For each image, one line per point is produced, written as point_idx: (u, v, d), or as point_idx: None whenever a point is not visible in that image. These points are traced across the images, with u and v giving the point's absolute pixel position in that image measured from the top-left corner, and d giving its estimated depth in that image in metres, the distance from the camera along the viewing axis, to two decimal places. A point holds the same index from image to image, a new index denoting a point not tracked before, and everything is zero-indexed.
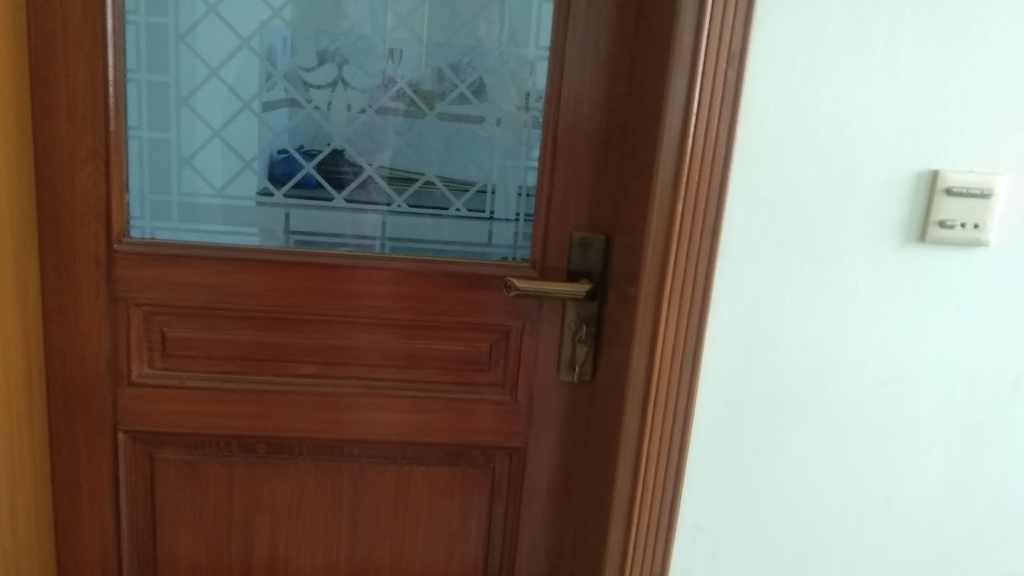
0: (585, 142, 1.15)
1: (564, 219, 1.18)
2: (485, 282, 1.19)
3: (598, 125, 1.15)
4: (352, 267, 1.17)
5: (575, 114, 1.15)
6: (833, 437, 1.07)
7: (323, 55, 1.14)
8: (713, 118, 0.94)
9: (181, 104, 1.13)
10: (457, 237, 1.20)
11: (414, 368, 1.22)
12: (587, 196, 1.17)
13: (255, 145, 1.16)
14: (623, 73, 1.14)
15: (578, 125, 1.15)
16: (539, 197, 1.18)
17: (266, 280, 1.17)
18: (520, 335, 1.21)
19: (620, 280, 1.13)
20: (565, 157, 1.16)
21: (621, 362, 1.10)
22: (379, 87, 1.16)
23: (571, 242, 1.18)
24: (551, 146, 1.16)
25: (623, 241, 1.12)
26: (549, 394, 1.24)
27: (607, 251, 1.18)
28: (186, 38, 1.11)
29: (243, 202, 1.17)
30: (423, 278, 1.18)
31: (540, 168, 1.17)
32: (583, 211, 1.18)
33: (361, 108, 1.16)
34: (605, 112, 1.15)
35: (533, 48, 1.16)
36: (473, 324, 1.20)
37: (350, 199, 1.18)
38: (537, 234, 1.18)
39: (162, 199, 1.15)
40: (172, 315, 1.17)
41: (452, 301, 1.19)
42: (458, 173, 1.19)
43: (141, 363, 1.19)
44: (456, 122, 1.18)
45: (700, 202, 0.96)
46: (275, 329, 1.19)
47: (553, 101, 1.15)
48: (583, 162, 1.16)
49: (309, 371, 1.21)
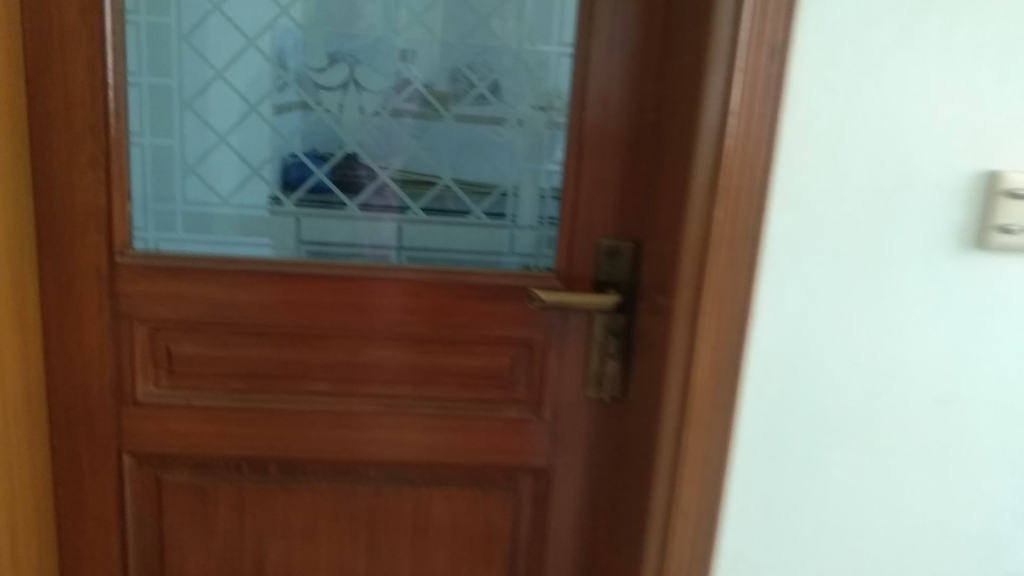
0: (612, 144, 1.08)
1: (591, 225, 1.11)
2: (507, 293, 1.12)
3: (626, 125, 1.08)
4: (366, 278, 1.11)
5: (601, 116, 1.08)
6: (883, 459, 0.99)
7: (334, 55, 1.08)
8: (753, 117, 0.87)
9: (185, 109, 1.07)
10: (476, 245, 1.14)
11: (433, 384, 1.15)
12: (615, 201, 1.10)
13: (263, 152, 1.09)
14: (651, 70, 1.06)
15: (605, 128, 1.08)
16: (563, 204, 1.11)
17: (277, 293, 1.11)
18: (544, 349, 1.14)
19: (651, 290, 1.06)
20: (590, 161, 1.09)
21: (655, 378, 1.03)
22: (394, 88, 1.09)
23: (598, 250, 1.11)
24: (575, 150, 1.09)
25: (655, 249, 1.05)
26: (575, 412, 1.16)
27: (636, 259, 1.11)
28: (189, 38, 1.05)
29: (252, 211, 1.11)
30: (441, 289, 1.12)
31: (563, 173, 1.11)
32: (611, 218, 1.11)
33: (375, 111, 1.10)
34: (633, 113, 1.08)
35: (556, 45, 1.08)
36: (495, 338, 1.14)
37: (364, 207, 1.12)
38: (561, 243, 1.12)
39: (167, 209, 1.09)
40: (178, 331, 1.11)
41: (472, 313, 1.13)
42: (477, 179, 1.13)
43: (146, 382, 1.13)
44: (475, 124, 1.11)
45: (740, 207, 0.89)
46: (286, 345, 1.13)
47: (577, 102, 1.08)
48: (610, 167, 1.09)
49: (322, 388, 1.15)
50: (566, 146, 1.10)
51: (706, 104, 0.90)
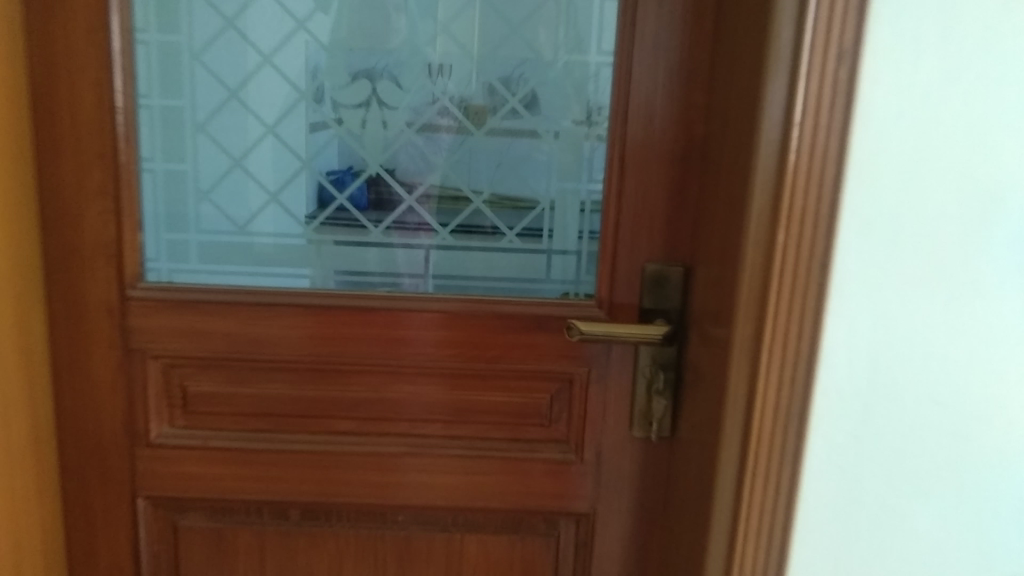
0: (658, 161, 0.99)
1: (635, 250, 1.02)
2: (545, 323, 1.03)
3: (673, 140, 0.99)
4: (392, 310, 1.03)
5: (645, 130, 0.98)
6: (972, 512, 0.88)
7: (357, 70, 1.00)
8: (821, 129, 0.77)
9: (198, 131, 1.00)
10: (510, 273, 1.05)
11: (465, 423, 1.07)
12: (661, 223, 1.01)
13: (282, 176, 1.02)
14: (699, 79, 0.97)
15: (650, 143, 0.99)
16: (605, 227, 1.02)
17: (297, 327, 1.03)
18: (586, 384, 1.05)
19: (703, 319, 0.96)
20: (634, 179, 1.00)
21: (710, 418, 0.93)
22: (421, 105, 1.02)
23: (644, 278, 1.02)
24: (618, 169, 1.00)
25: (706, 275, 0.95)
26: (620, 452, 1.07)
27: (686, 285, 1.02)
28: (202, 55, 0.98)
29: (270, 239, 1.04)
30: (473, 321, 1.03)
31: (605, 193, 1.02)
32: (657, 241, 1.02)
33: (400, 130, 1.02)
34: (680, 127, 0.98)
35: (595, 54, 1.00)
36: (531, 373, 1.05)
37: (389, 233, 1.04)
38: (603, 269, 1.03)
39: (180, 238, 1.02)
40: (194, 368, 1.04)
41: (507, 346, 1.04)
42: (511, 200, 1.04)
43: (161, 421, 1.06)
44: (508, 141, 1.03)
45: (806, 229, 0.79)
46: (308, 381, 1.05)
47: (619, 116, 0.99)
48: (656, 186, 1.00)
49: (347, 428, 1.07)
50: (608, 164, 1.01)
51: (766, 115, 0.80)
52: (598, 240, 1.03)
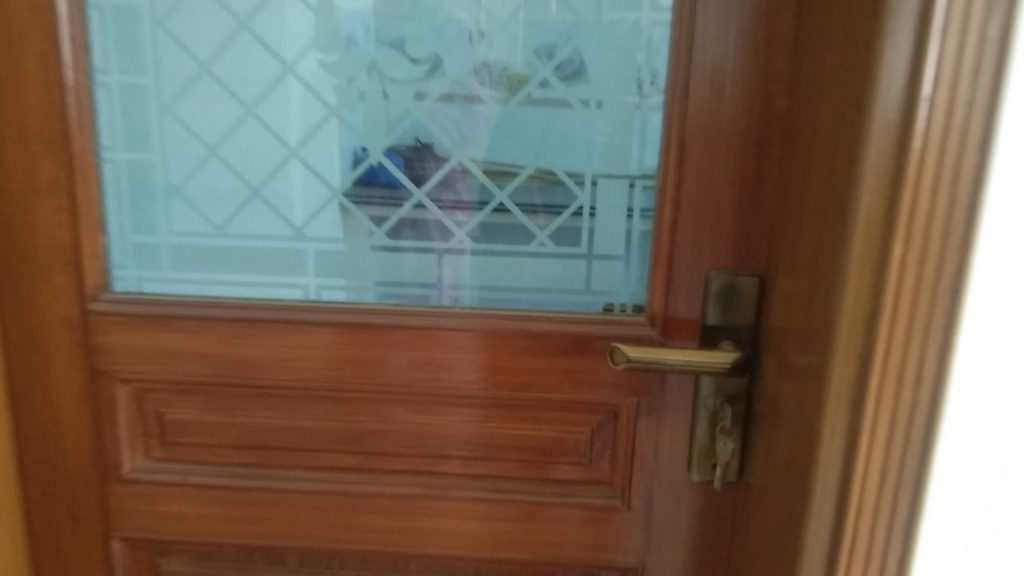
0: (726, 144, 0.79)
1: (697, 254, 0.82)
2: (584, 343, 0.85)
3: (746, 118, 0.78)
4: (399, 328, 0.85)
5: (711, 105, 0.78)
6: None
7: (352, 36, 0.82)
8: (959, 103, 0.56)
9: (165, 113, 0.84)
10: (542, 282, 0.87)
11: (489, 460, 0.89)
12: (730, 222, 0.81)
13: (265, 167, 0.85)
14: (783, 40, 0.76)
15: (717, 122, 0.79)
16: (660, 226, 0.82)
17: (288, 347, 0.87)
18: (633, 418, 0.87)
19: (781, 340, 0.78)
20: (697, 167, 0.80)
21: (792, 472, 0.74)
22: (431, 77, 0.83)
23: (709, 292, 0.83)
24: (677, 153, 0.80)
25: (785, 286, 0.76)
26: (675, 498, 0.89)
27: (761, 298, 0.82)
28: (166, 21, 0.82)
29: (254, 242, 0.87)
30: (497, 341, 0.85)
31: (660, 184, 0.82)
32: (725, 245, 0.82)
33: (407, 108, 0.84)
34: (757, 101, 0.78)
35: (648, 10, 0.80)
36: (568, 404, 0.87)
37: (395, 235, 0.87)
38: (657, 278, 0.84)
39: (150, 240, 0.87)
40: (170, 393, 0.89)
41: (539, 371, 0.86)
42: (543, 196, 0.85)
43: (135, 453, 0.91)
44: (539, 121, 0.84)
45: (933, 240, 0.58)
46: (303, 410, 0.89)
47: (679, 87, 0.79)
48: (725, 176, 0.80)
49: (349, 464, 0.90)
50: (663, 148, 0.81)
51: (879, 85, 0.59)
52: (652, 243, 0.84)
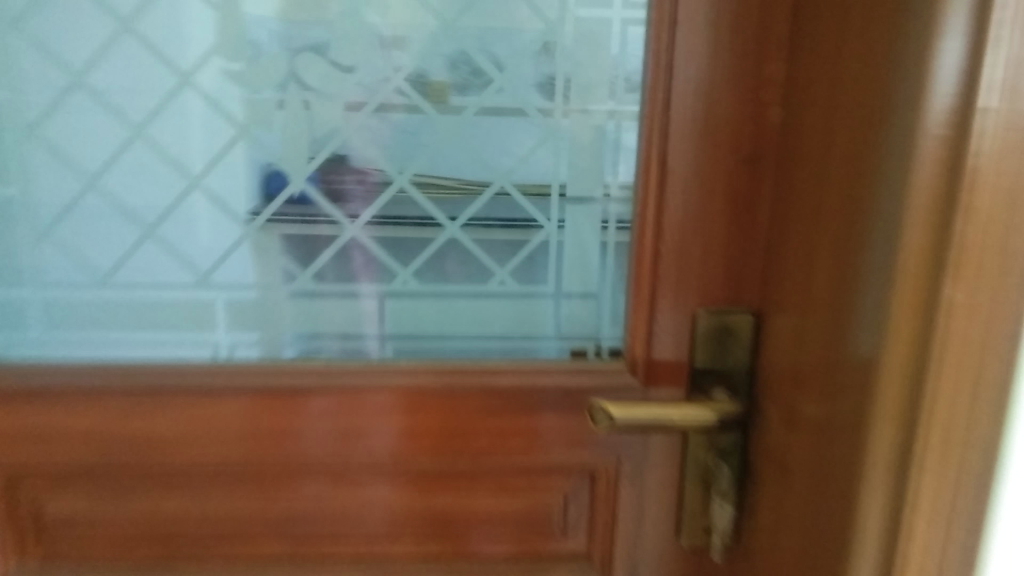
0: (716, 162, 0.68)
1: (683, 289, 0.71)
2: (556, 398, 0.72)
3: (738, 131, 0.68)
4: (332, 390, 0.71)
5: (696, 119, 0.67)
6: None
7: (265, 42, 0.69)
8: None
9: (32, 137, 0.68)
10: (501, 327, 0.74)
11: (446, 539, 0.75)
12: (720, 250, 0.70)
13: (160, 201, 0.70)
14: (778, 40, 0.66)
15: (703, 137, 0.68)
16: (637, 258, 0.71)
17: (196, 420, 0.71)
18: (614, 481, 0.75)
19: (784, 387, 0.67)
20: (682, 188, 0.69)
21: (808, 546, 0.63)
22: (363, 89, 0.70)
23: (697, 333, 0.72)
24: (658, 175, 0.68)
25: (786, 323, 0.67)
26: (663, 569, 0.77)
27: (757, 339, 0.71)
28: (29, 25, 0.67)
29: (150, 292, 0.72)
30: (450, 400, 0.72)
31: (637, 210, 0.70)
32: (714, 277, 0.71)
33: (335, 127, 0.70)
34: (749, 111, 0.67)
35: (619, 6, 0.68)
36: (538, 470, 0.74)
37: (325, 278, 0.73)
38: (636, 318, 0.72)
39: (18, 294, 0.71)
40: (50, 481, 0.72)
41: (502, 432, 0.73)
42: (501, 227, 0.73)
43: (6, 558, 0.73)
44: (493, 140, 0.72)
45: (995, 276, 0.48)
46: (217, 493, 0.73)
47: (659, 98, 0.67)
48: (712, 199, 0.69)
49: (277, 554, 0.75)
50: (640, 168, 0.69)
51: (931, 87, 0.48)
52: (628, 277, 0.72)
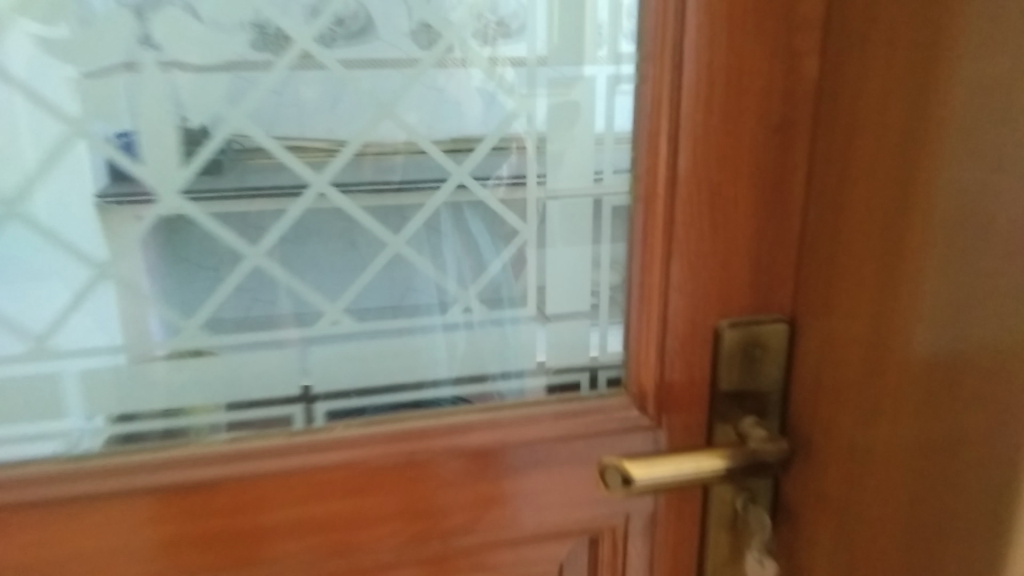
0: (739, 131, 0.52)
1: (699, 296, 0.55)
2: (545, 452, 0.56)
3: (766, 91, 0.52)
4: (249, 482, 0.52)
5: (717, 77, 0.51)
6: None
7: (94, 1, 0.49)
8: None
9: None
10: (466, 368, 0.58)
11: None
12: (744, 245, 0.55)
13: None
14: None
15: (723, 100, 0.52)
16: (645, 261, 0.55)
17: (47, 543, 0.50)
18: (619, 541, 0.59)
19: (841, 415, 0.52)
20: (697, 169, 0.52)
21: None
22: (253, 55, 0.52)
23: (719, 350, 0.56)
24: (671, 153, 0.52)
25: (839, 335, 0.52)
26: None
27: (791, 354, 0.56)
28: None
29: None
30: (409, 471, 0.54)
31: (643, 198, 0.54)
32: (737, 280, 0.55)
33: (216, 113, 0.52)
34: (782, 64, 0.51)
35: None
36: (526, 541, 0.58)
37: (220, 325, 0.55)
38: (646, 339, 0.56)
39: None
40: None
41: (478, 502, 0.56)
42: (454, 234, 0.57)
43: None
44: (436, 116, 0.56)
45: None
46: None
47: (668, 50, 0.51)
48: (735, 180, 0.53)
49: None
50: (643, 147, 0.53)
51: None
52: (631, 287, 0.56)
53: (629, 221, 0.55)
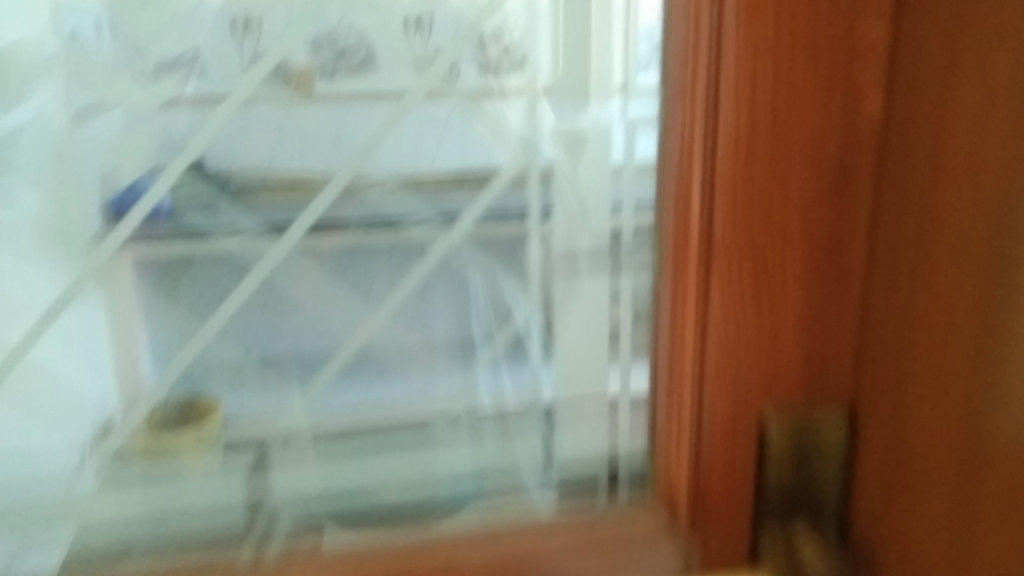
0: (788, 196, 0.45)
1: (743, 383, 0.48)
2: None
3: (820, 148, 0.44)
4: None
5: (759, 123, 0.44)
6: None
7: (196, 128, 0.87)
8: None
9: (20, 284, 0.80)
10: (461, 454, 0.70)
11: None
12: (796, 326, 0.47)
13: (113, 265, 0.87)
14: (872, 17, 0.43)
15: (768, 150, 0.44)
16: (677, 335, 0.48)
17: None
18: None
19: (918, 530, 0.44)
20: (738, 240, 0.45)
21: None
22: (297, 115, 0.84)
23: (766, 447, 0.48)
24: (704, 213, 0.45)
25: (914, 435, 0.44)
26: None
27: (853, 454, 0.48)
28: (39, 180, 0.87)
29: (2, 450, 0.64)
30: None
31: (672, 261, 0.48)
32: (787, 365, 0.48)
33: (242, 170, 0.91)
34: (838, 116, 0.44)
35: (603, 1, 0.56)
36: None
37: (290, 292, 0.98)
38: (678, 424, 0.49)
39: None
40: None
41: None
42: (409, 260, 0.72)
43: None
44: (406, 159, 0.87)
45: None
46: None
47: (700, 94, 0.44)
48: (784, 243, 0.46)
49: None
50: (671, 217, 0.47)
51: None
52: (661, 363, 0.50)
53: (657, 303, 0.50)
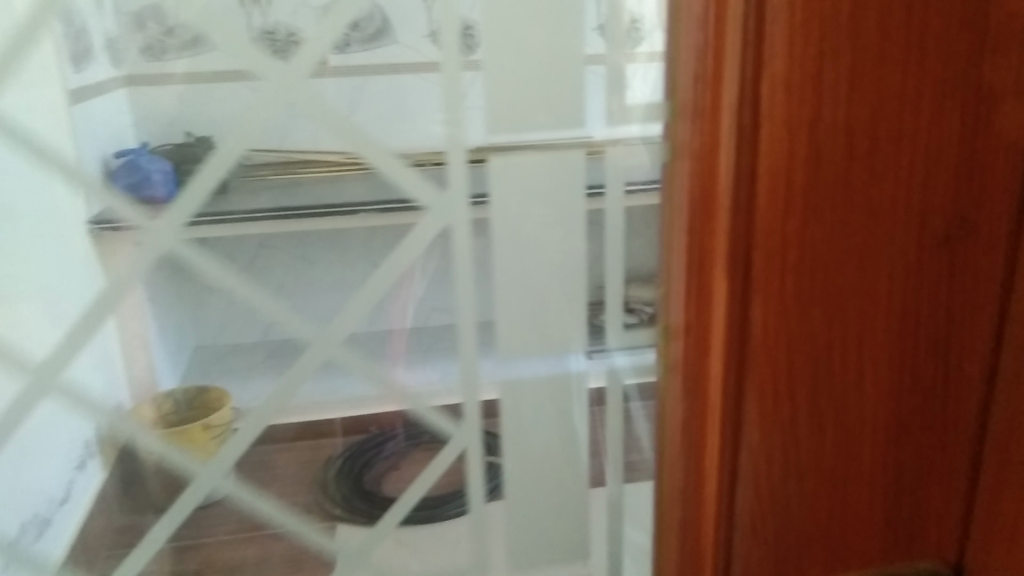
0: (867, 276, 0.29)
1: (793, 544, 0.32)
2: None
3: (921, 202, 0.28)
4: None
5: (823, 169, 0.27)
6: None
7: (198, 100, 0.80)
8: None
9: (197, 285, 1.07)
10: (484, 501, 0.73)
11: None
12: (875, 462, 0.31)
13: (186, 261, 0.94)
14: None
15: (836, 210, 0.28)
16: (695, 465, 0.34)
17: None
18: None
19: None
20: (785, 348, 0.30)
21: None
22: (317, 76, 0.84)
23: None
24: (732, 303, 0.30)
25: None
26: None
27: None
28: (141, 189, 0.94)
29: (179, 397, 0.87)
30: None
31: (688, 361, 0.33)
32: (860, 515, 0.32)
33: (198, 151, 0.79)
34: (948, 155, 0.28)
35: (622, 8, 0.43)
36: None
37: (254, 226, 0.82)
38: None
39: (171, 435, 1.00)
40: None
41: None
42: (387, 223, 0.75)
43: None
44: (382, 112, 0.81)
45: None
46: None
47: (723, 122, 0.28)
48: (863, 346, 0.30)
49: None
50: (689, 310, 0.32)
51: None
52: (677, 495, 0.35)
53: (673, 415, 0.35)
